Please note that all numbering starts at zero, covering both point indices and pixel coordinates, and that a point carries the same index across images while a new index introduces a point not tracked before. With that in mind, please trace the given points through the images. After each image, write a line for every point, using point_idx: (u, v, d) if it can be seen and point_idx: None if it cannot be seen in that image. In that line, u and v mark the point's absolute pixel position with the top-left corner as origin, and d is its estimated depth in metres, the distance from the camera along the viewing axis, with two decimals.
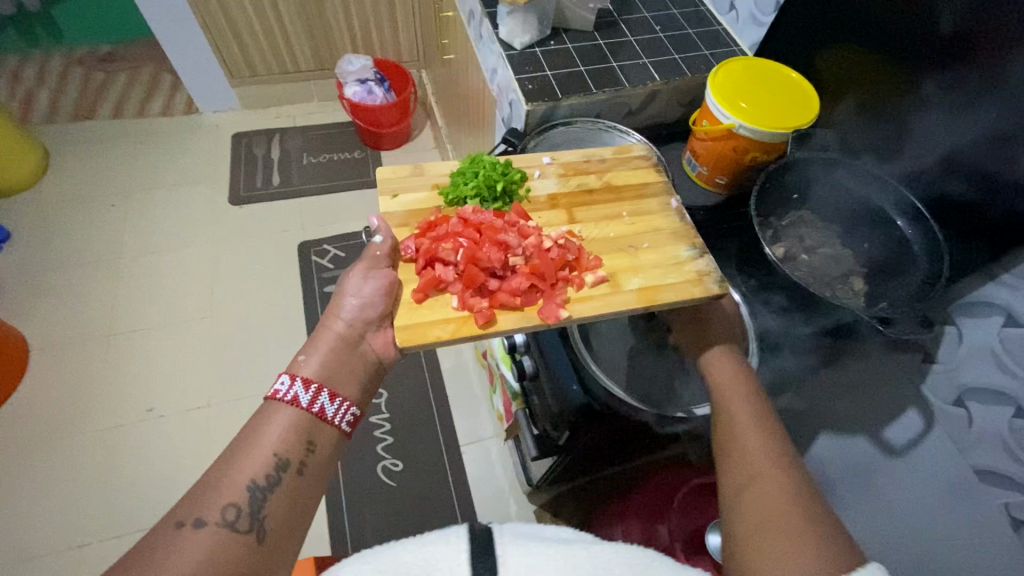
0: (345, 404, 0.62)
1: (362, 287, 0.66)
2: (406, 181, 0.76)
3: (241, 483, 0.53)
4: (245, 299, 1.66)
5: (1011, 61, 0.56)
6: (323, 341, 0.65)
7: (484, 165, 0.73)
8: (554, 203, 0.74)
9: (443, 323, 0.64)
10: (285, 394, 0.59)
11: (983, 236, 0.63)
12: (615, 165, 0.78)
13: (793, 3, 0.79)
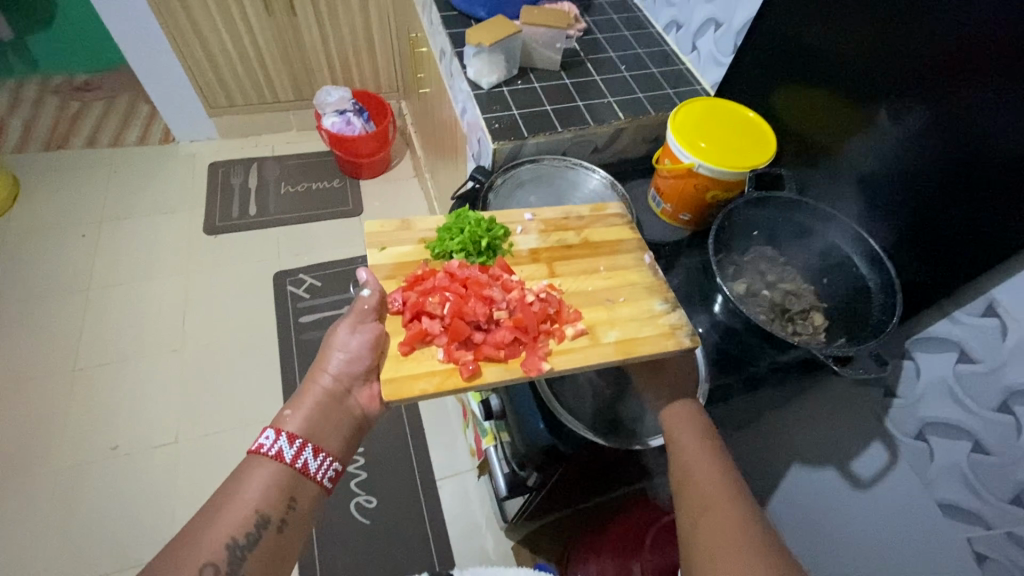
0: (327, 459, 0.63)
1: (349, 342, 0.65)
2: (394, 234, 0.74)
3: (222, 541, 0.55)
4: (217, 330, 1.64)
5: (958, 106, 0.58)
6: (310, 396, 0.67)
7: (471, 220, 0.72)
8: (536, 255, 0.73)
9: (428, 376, 0.62)
10: (268, 449, 0.61)
11: (934, 275, 0.64)
12: (592, 223, 0.77)
13: (748, 46, 0.83)
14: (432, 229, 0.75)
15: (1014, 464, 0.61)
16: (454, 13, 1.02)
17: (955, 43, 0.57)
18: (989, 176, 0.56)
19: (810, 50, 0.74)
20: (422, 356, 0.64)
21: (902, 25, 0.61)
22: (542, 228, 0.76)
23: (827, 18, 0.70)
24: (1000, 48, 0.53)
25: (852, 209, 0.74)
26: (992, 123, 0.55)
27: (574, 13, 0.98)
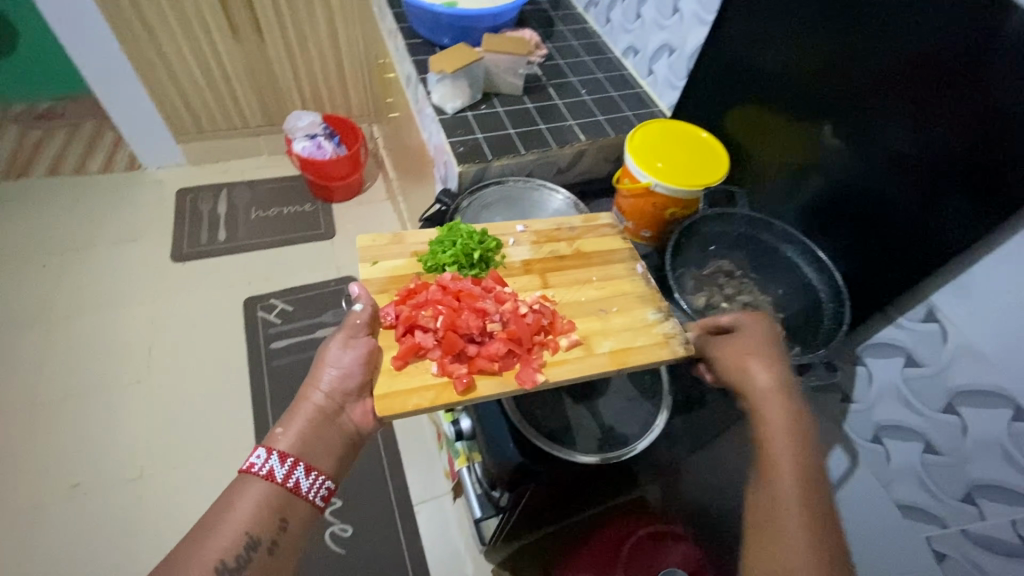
0: (317, 478, 0.64)
1: (342, 358, 0.66)
2: (386, 248, 0.74)
3: (211, 562, 0.56)
4: (186, 359, 1.60)
5: (897, 114, 0.61)
6: (302, 414, 0.68)
7: (462, 232, 0.73)
8: (528, 267, 0.75)
9: (422, 390, 0.62)
10: (259, 469, 0.62)
11: (880, 281, 0.67)
12: (583, 234, 0.79)
13: (699, 71, 0.87)
14: (423, 242, 0.75)
15: (964, 462, 0.63)
16: (418, 41, 1.05)
17: (891, 60, 0.61)
18: (939, 178, 0.59)
19: (759, 73, 0.78)
20: (416, 369, 0.64)
21: (844, 41, 0.65)
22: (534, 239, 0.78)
23: (780, 36, 0.73)
24: (946, 57, 0.56)
25: (804, 220, 0.77)
26: (940, 128, 0.57)
27: (535, 40, 1.02)
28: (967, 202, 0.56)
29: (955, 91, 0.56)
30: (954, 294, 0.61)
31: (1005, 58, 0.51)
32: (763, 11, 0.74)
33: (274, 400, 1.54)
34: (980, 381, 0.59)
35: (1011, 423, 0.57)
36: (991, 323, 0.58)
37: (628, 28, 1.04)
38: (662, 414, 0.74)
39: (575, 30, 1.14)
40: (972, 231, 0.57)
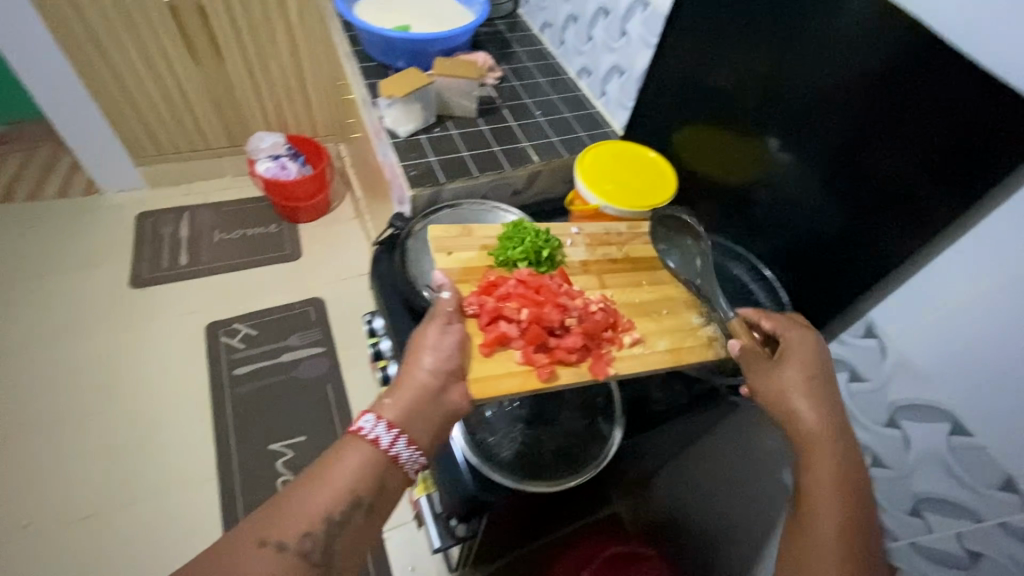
0: (414, 452, 0.57)
1: (442, 341, 0.61)
2: (458, 240, 0.72)
3: (317, 514, 0.52)
4: (146, 389, 1.54)
5: (841, 125, 0.62)
6: (409, 388, 0.59)
7: (527, 231, 0.71)
8: (585, 268, 0.72)
9: (506, 377, 0.62)
10: (367, 433, 0.56)
11: (830, 293, 0.68)
12: (632, 239, 0.76)
13: (646, 93, 0.89)
14: (494, 237, 0.73)
15: (909, 475, 0.62)
16: (373, 64, 1.05)
17: (832, 71, 0.61)
18: (884, 191, 0.59)
19: (706, 94, 0.79)
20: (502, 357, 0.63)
21: (786, 54, 0.66)
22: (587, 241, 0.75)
23: (732, 50, 0.72)
24: (894, 72, 0.56)
25: (754, 233, 0.78)
26: (887, 143, 0.58)
27: (488, 63, 1.03)
28: (914, 211, 0.57)
29: (901, 106, 0.56)
30: (894, 309, 0.61)
31: (949, 76, 0.52)
32: (708, 33, 0.75)
33: (237, 427, 1.50)
34: (920, 395, 0.59)
35: (951, 437, 0.56)
36: (925, 337, 0.58)
37: (581, 50, 1.06)
38: (615, 436, 0.72)
39: (530, 52, 1.16)
40: (914, 242, 0.58)
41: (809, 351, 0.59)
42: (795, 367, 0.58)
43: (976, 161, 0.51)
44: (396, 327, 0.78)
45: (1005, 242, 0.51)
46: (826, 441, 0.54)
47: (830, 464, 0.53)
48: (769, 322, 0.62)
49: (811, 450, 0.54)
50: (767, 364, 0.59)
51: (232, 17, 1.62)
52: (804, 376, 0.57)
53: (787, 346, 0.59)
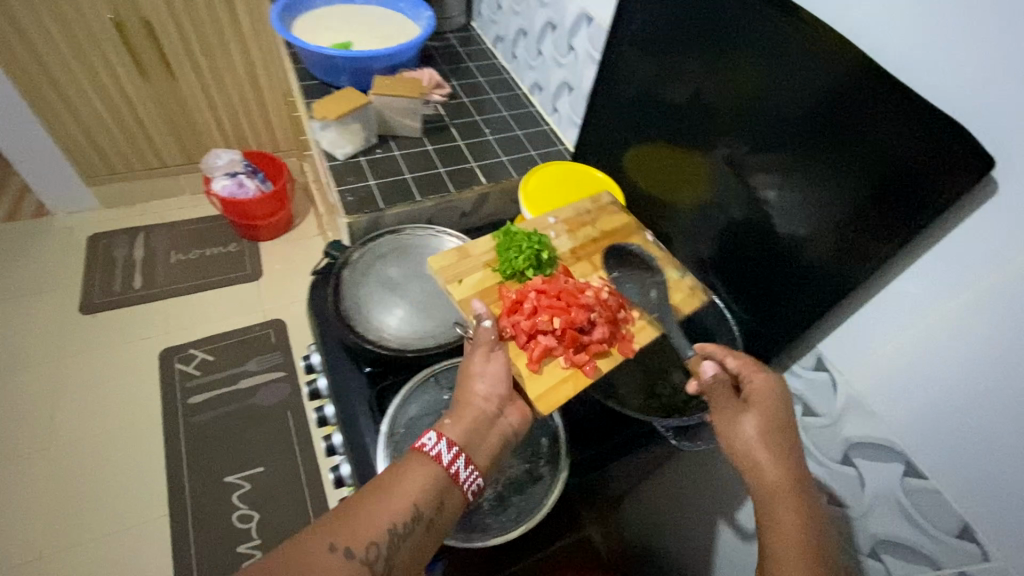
0: (472, 473, 0.55)
1: (489, 370, 0.61)
2: (460, 265, 0.70)
3: (385, 523, 0.49)
4: (93, 425, 1.45)
5: (784, 145, 0.58)
6: (467, 411, 0.58)
7: (518, 236, 0.70)
8: (575, 256, 0.72)
9: (561, 383, 0.62)
10: (430, 449, 0.53)
11: (782, 319, 0.65)
12: (600, 215, 0.77)
13: (595, 111, 0.86)
14: (490, 252, 0.72)
15: (864, 516, 0.59)
16: (315, 83, 1.00)
17: (776, 88, 0.58)
18: (829, 217, 0.56)
19: (656, 111, 0.75)
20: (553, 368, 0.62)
21: (732, 71, 0.62)
22: (565, 227, 0.75)
23: (679, 71, 0.69)
24: (834, 98, 0.53)
25: (704, 253, 0.74)
26: (830, 168, 0.55)
27: (435, 79, 0.99)
28: (862, 237, 0.54)
29: (843, 131, 0.53)
30: (840, 342, 0.60)
31: (889, 99, 0.49)
32: (658, 48, 0.71)
33: (191, 460, 1.42)
34: (871, 434, 0.57)
35: (904, 479, 0.54)
36: (872, 373, 0.56)
37: (532, 64, 1.03)
38: (559, 482, 0.64)
39: (482, 67, 1.12)
40: (860, 270, 0.55)
41: (774, 398, 0.55)
42: (757, 415, 0.54)
43: (919, 189, 0.48)
44: (332, 363, 0.73)
45: (944, 277, 0.50)
46: (787, 496, 0.49)
47: (795, 517, 0.48)
48: (734, 363, 0.58)
49: (774, 505, 0.49)
50: (731, 413, 0.55)
51: (182, 33, 1.55)
52: (766, 425, 0.53)
53: (751, 393, 0.55)
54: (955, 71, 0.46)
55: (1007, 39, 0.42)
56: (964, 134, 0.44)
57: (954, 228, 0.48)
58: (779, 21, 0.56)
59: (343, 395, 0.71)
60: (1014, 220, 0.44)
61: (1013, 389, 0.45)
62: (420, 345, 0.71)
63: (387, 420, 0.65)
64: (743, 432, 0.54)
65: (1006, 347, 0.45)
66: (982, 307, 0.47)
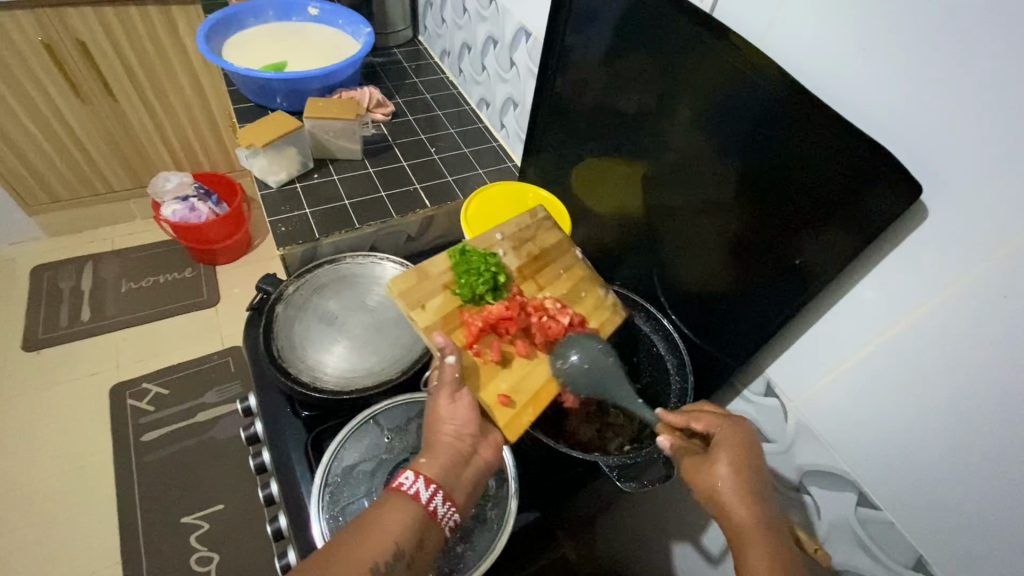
0: (452, 509, 0.49)
1: (458, 409, 0.54)
2: (419, 288, 0.62)
3: (364, 565, 0.43)
4: (34, 475, 1.32)
5: (729, 165, 0.56)
6: (444, 447, 0.52)
7: (473, 257, 0.64)
8: (521, 276, 0.67)
9: (522, 411, 0.58)
10: (408, 488, 0.48)
11: (734, 340, 0.62)
12: (536, 231, 0.71)
13: (540, 128, 0.83)
14: (448, 270, 0.64)
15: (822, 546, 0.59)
16: (249, 106, 0.96)
17: (720, 104, 0.55)
18: (774, 239, 0.54)
19: (605, 125, 0.72)
20: (516, 394, 0.59)
21: (676, 86, 0.59)
22: (510, 245, 0.69)
23: (624, 86, 0.66)
24: (774, 117, 0.50)
25: (652, 271, 0.72)
26: (769, 190, 0.53)
27: (375, 98, 0.96)
28: (807, 260, 0.52)
29: (779, 152, 0.51)
30: (787, 368, 0.59)
31: (823, 124, 0.47)
32: (604, 61, 0.68)
33: (143, 507, 1.30)
34: (824, 462, 0.56)
35: (858, 508, 0.54)
36: (821, 401, 0.56)
37: (478, 80, 1.00)
38: (507, 525, 0.61)
39: (429, 82, 1.09)
40: (803, 294, 0.53)
41: (743, 442, 0.52)
42: (725, 461, 0.51)
43: (857, 213, 0.46)
44: (268, 407, 0.69)
45: (881, 307, 0.48)
46: (761, 541, 0.47)
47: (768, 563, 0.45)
48: (700, 424, 0.54)
49: (746, 550, 0.46)
50: (696, 460, 0.52)
51: (121, 54, 1.45)
52: (734, 472, 0.50)
53: (718, 440, 0.53)
54: (881, 93, 0.43)
55: (928, 61, 0.40)
56: (892, 160, 0.42)
57: (886, 258, 0.47)
58: (707, 42, 0.54)
59: (278, 440, 0.67)
60: (942, 253, 0.43)
61: (957, 421, 0.44)
62: (358, 386, 0.67)
63: (321, 469, 0.61)
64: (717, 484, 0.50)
65: (948, 380, 0.44)
66: (922, 336, 0.45)
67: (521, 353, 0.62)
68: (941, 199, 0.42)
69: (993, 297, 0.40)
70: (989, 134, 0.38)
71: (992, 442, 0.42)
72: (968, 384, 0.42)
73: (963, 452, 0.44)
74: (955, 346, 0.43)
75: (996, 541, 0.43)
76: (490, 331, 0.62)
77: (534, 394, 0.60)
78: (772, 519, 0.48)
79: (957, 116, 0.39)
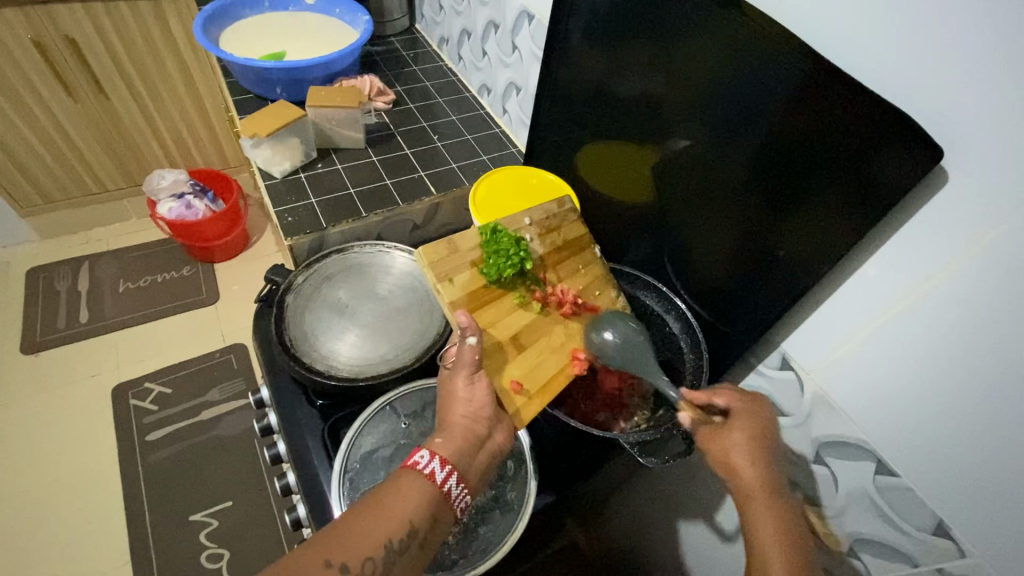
0: (464, 492, 0.49)
1: (473, 392, 0.55)
2: (448, 261, 0.61)
3: (378, 543, 0.43)
4: (40, 477, 1.31)
5: (742, 140, 0.55)
6: (459, 428, 0.52)
7: (504, 238, 0.63)
8: (543, 264, 0.67)
9: (532, 400, 0.58)
10: (423, 468, 0.48)
11: (749, 316, 0.63)
12: (562, 221, 0.71)
13: (544, 112, 0.83)
14: (478, 248, 0.63)
15: (839, 515, 0.60)
16: (249, 97, 0.95)
17: (734, 76, 0.54)
18: (793, 213, 0.53)
19: (612, 105, 0.71)
20: (529, 382, 0.59)
21: (685, 58, 0.58)
22: (537, 231, 0.68)
23: (631, 61, 0.65)
24: (787, 87, 0.50)
25: (663, 251, 0.72)
26: (784, 164, 0.53)
27: (376, 86, 0.96)
28: (827, 234, 0.51)
29: (795, 126, 0.50)
30: (802, 341, 0.60)
31: (838, 95, 0.47)
32: (610, 39, 0.67)
33: (151, 507, 1.29)
34: (842, 433, 0.57)
35: (876, 476, 0.55)
36: (838, 372, 0.56)
37: (478, 66, 0.99)
38: (527, 507, 0.61)
39: (428, 70, 1.08)
40: (822, 265, 0.52)
41: (759, 416, 0.55)
42: (742, 430, 0.54)
43: (875, 185, 0.47)
44: (282, 397, 0.69)
45: (897, 276, 0.49)
46: (765, 502, 0.50)
47: (774, 522, 0.49)
48: (721, 400, 0.55)
49: (750, 511, 0.50)
50: (713, 429, 0.55)
51: (112, 51, 1.43)
52: (750, 441, 0.53)
53: (737, 414, 0.55)
54: (903, 59, 0.43)
55: (948, 24, 0.40)
56: (913, 127, 0.43)
57: (902, 228, 0.47)
58: (718, 17, 0.53)
59: (294, 428, 0.67)
60: (959, 218, 0.43)
61: (976, 384, 0.44)
62: (373, 373, 0.67)
63: (340, 456, 0.61)
64: (729, 449, 0.53)
65: (972, 346, 0.44)
66: (943, 303, 0.45)
67: (537, 341, 0.62)
68: (962, 166, 0.42)
69: (1014, 260, 0.40)
70: (1013, 96, 0.38)
71: (1009, 402, 0.42)
72: (984, 346, 0.43)
73: (986, 417, 0.44)
74: (972, 311, 0.43)
75: (1013, 500, 0.44)
76: (509, 317, 0.62)
77: (544, 385, 0.60)
78: (778, 483, 0.52)
79: (978, 82, 0.39)
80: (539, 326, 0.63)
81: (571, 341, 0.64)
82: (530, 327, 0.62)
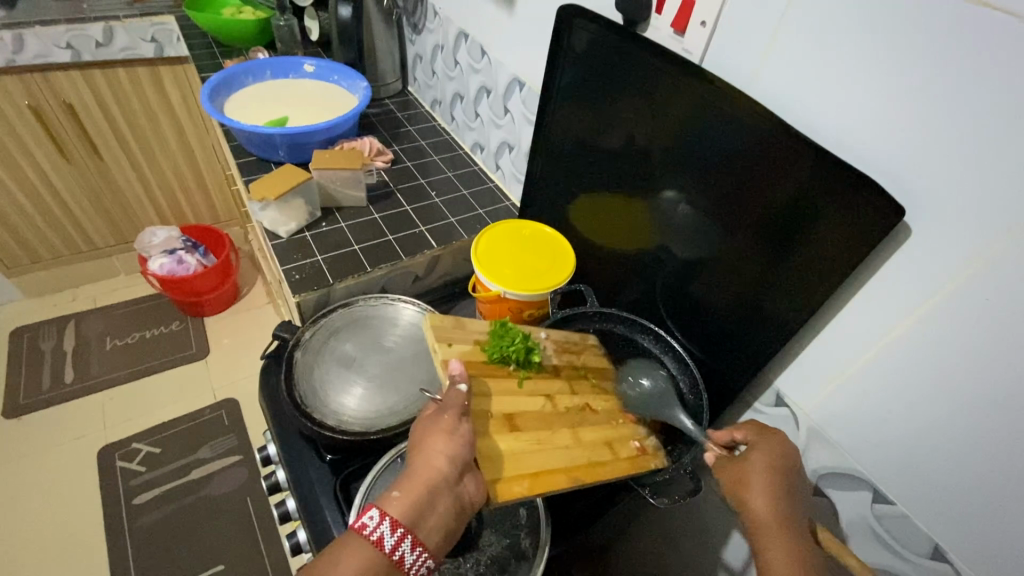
0: (421, 556, 0.49)
1: (449, 443, 0.53)
2: (452, 333, 0.62)
3: None
4: (18, 549, 1.25)
5: (725, 190, 0.61)
6: (422, 481, 0.51)
7: (512, 330, 0.63)
8: (555, 370, 0.65)
9: (515, 480, 0.54)
10: (371, 532, 0.47)
11: (744, 356, 0.66)
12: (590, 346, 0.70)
13: (536, 170, 0.89)
14: (485, 332, 0.63)
15: (844, 546, 0.62)
16: (252, 160, 0.99)
17: (713, 132, 0.59)
18: (777, 257, 0.58)
19: (600, 162, 0.77)
20: (514, 461, 0.55)
21: (669, 118, 0.64)
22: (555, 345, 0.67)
23: (617, 119, 0.71)
24: (758, 145, 0.56)
25: (659, 294, 0.75)
26: (765, 212, 0.58)
27: (376, 147, 1.01)
28: (811, 276, 0.56)
29: (773, 184, 0.56)
30: (796, 381, 0.63)
31: (802, 153, 0.53)
32: (596, 105, 0.73)
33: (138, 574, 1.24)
34: (837, 464, 0.61)
35: (874, 505, 0.58)
36: (833, 408, 0.60)
37: (471, 126, 1.06)
38: (543, 554, 0.62)
39: (423, 130, 1.14)
40: (808, 304, 0.57)
41: (777, 448, 0.57)
42: (760, 465, 0.56)
43: (850, 230, 0.51)
44: (292, 454, 0.70)
45: (875, 318, 0.53)
46: (778, 532, 0.52)
47: (786, 549, 0.51)
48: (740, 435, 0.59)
49: (766, 542, 0.52)
50: (733, 464, 0.57)
51: (108, 114, 1.47)
52: (768, 471, 0.56)
53: (755, 446, 0.58)
54: (869, 127, 0.49)
55: (902, 99, 0.46)
56: (879, 187, 0.48)
57: (878, 271, 0.52)
58: (695, 84, 0.59)
59: (305, 485, 0.67)
60: (927, 266, 0.48)
61: (963, 414, 0.48)
62: (383, 426, 0.68)
63: (354, 512, 0.60)
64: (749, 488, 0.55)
65: (954, 380, 0.48)
66: (922, 338, 0.49)
67: (534, 431, 0.58)
68: (922, 222, 0.47)
69: (978, 300, 0.45)
70: (960, 160, 0.43)
71: (994, 433, 0.46)
72: (966, 381, 0.47)
73: (973, 447, 0.48)
74: (950, 348, 0.48)
75: (1008, 524, 0.47)
76: (508, 397, 0.60)
77: (531, 473, 0.55)
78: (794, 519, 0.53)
79: (932, 147, 0.45)
80: (540, 419, 0.59)
81: (579, 449, 0.59)
82: (528, 414, 0.59)
